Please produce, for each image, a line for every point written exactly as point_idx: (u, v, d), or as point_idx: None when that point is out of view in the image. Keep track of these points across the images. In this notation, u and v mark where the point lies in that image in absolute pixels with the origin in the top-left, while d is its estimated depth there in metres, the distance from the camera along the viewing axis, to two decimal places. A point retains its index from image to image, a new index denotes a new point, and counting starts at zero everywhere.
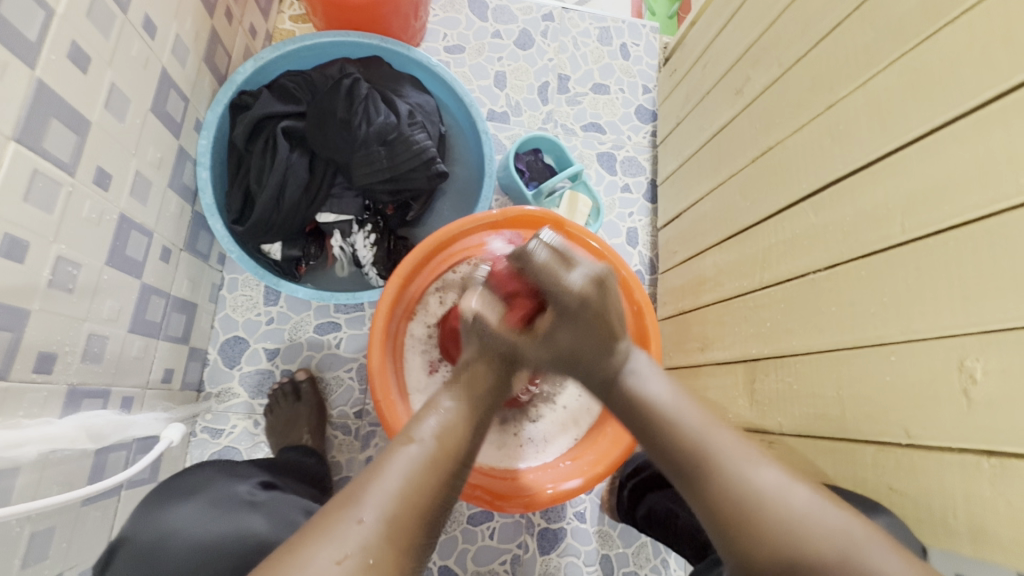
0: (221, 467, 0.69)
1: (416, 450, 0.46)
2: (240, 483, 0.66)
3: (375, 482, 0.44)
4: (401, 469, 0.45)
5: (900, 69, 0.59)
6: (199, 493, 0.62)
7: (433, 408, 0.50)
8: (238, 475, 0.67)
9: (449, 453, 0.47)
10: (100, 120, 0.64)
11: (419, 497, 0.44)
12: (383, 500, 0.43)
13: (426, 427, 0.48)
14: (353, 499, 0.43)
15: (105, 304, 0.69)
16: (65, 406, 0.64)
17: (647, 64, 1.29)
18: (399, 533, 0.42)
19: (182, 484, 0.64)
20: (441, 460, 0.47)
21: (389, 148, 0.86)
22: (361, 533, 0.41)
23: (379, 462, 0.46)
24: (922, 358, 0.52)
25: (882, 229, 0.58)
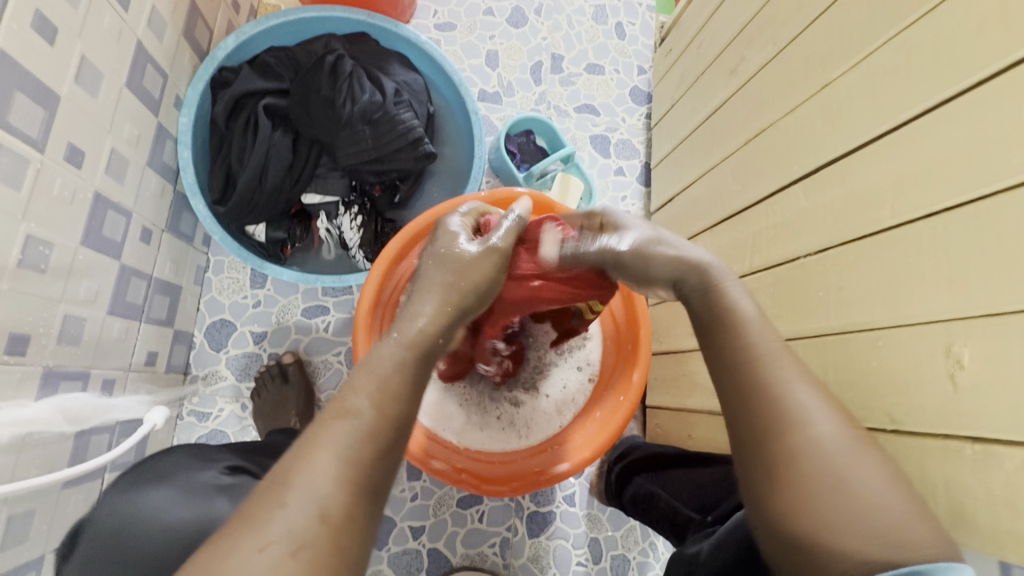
0: (191, 450, 0.67)
1: (355, 428, 0.39)
2: (206, 469, 0.63)
3: (305, 460, 0.37)
4: (333, 444, 0.38)
5: (896, 47, 0.57)
6: (166, 481, 0.60)
7: (367, 373, 0.42)
8: (206, 459, 0.65)
9: (390, 423, 0.40)
10: (70, 94, 0.62)
11: (356, 475, 0.38)
12: (317, 479, 0.36)
13: (361, 397, 0.40)
14: (277, 479, 0.36)
15: (81, 285, 0.68)
16: (41, 388, 0.63)
17: (643, 44, 1.26)
18: (339, 513, 0.36)
19: (153, 469, 0.62)
20: (375, 434, 0.39)
21: (375, 127, 0.84)
22: (289, 518, 0.35)
23: (307, 436, 0.39)
24: (908, 343, 0.51)
25: (872, 212, 0.57)
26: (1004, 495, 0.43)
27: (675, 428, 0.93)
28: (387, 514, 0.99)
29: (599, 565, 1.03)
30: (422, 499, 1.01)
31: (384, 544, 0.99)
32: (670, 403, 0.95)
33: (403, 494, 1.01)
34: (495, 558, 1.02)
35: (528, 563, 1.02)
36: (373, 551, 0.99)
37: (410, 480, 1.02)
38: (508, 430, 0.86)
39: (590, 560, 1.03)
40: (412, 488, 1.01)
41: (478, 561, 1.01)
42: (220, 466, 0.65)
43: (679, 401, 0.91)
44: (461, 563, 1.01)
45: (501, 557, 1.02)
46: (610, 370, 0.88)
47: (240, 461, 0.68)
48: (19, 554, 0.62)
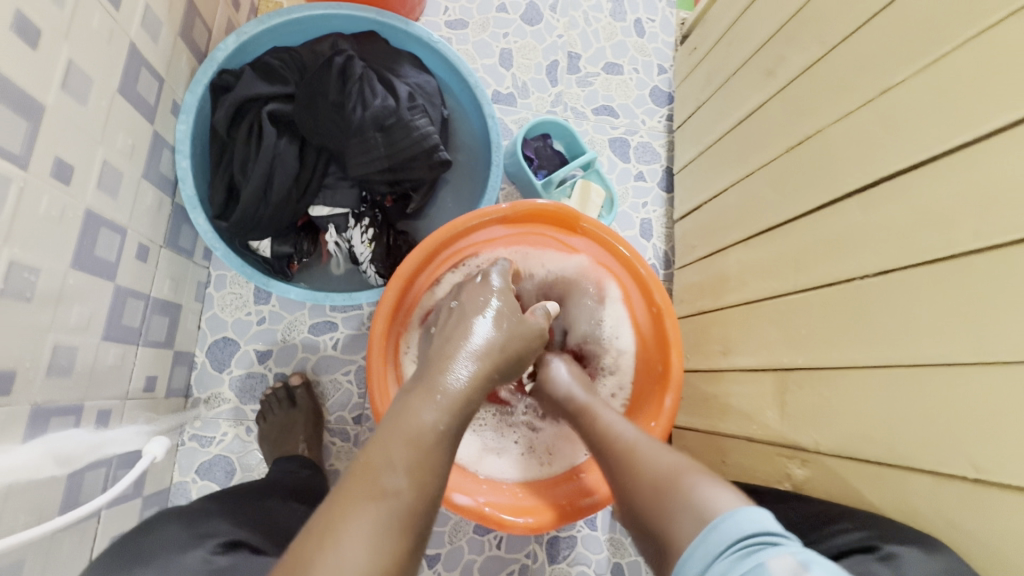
0: (180, 520, 0.57)
1: (391, 510, 0.35)
2: (193, 548, 0.53)
3: (334, 548, 0.32)
4: (366, 529, 0.33)
5: (975, 49, 0.51)
6: (148, 565, 0.50)
7: (401, 442, 0.38)
8: (196, 536, 0.55)
9: (423, 502, 0.37)
10: (56, 103, 0.56)
11: (389, 564, 0.33)
12: (349, 573, 0.31)
13: (397, 473, 0.36)
14: (302, 573, 0.31)
15: (72, 311, 0.62)
16: (29, 428, 0.57)
17: (663, 42, 1.20)
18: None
19: (130, 549, 0.52)
20: (411, 516, 0.35)
21: (387, 134, 0.78)
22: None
23: (335, 516, 0.34)
24: (997, 382, 0.46)
25: (948, 232, 0.51)
26: None
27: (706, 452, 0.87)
28: None
29: None
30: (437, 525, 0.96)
31: None
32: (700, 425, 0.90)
33: None
34: None
35: None
36: None
37: None
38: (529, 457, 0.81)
39: None
40: None
41: None
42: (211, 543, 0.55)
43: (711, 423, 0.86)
44: None
45: None
46: (637, 394, 0.83)
47: (236, 532, 0.58)
48: None
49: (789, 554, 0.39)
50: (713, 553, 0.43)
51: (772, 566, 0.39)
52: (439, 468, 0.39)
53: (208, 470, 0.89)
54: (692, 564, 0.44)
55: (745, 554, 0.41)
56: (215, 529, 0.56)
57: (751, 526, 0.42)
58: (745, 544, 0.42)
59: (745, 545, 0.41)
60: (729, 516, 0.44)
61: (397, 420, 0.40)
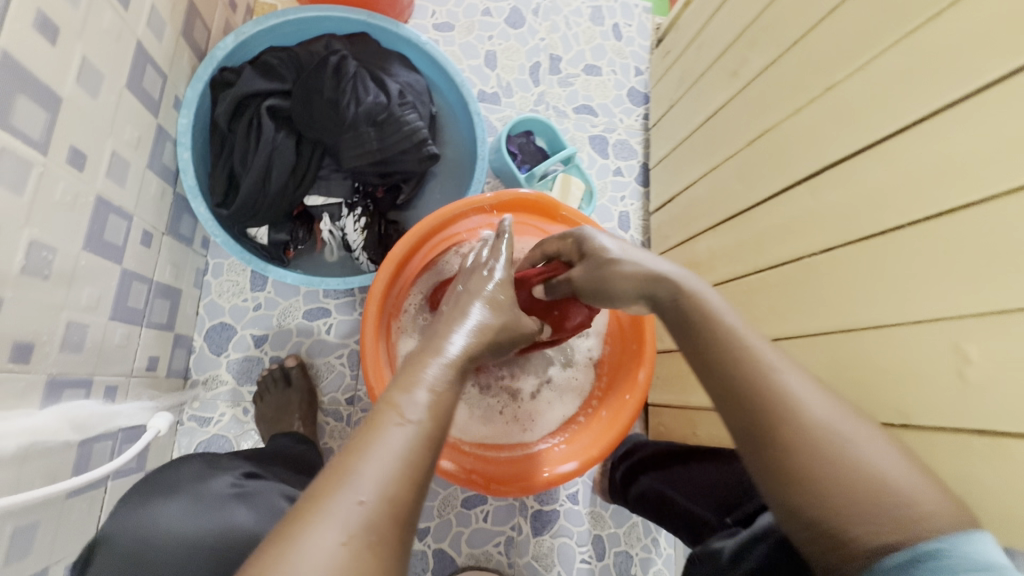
0: (199, 461, 0.66)
1: (416, 432, 0.40)
2: (220, 476, 0.63)
3: (367, 461, 0.37)
4: (395, 445, 0.39)
5: (900, 52, 0.59)
6: (177, 494, 0.59)
7: (418, 382, 0.43)
8: (219, 468, 0.65)
9: (442, 427, 0.42)
10: (72, 96, 0.61)
11: (416, 473, 0.39)
12: (381, 479, 0.37)
13: (419, 403, 0.41)
14: (341, 479, 0.36)
15: (83, 291, 0.66)
16: (45, 397, 0.61)
17: (640, 45, 1.27)
18: (401, 509, 0.37)
19: (156, 485, 0.60)
20: (429, 440, 0.40)
21: (379, 128, 0.84)
22: (363, 515, 0.35)
23: (364, 438, 0.39)
24: (915, 341, 0.53)
25: (879, 212, 0.58)
26: (1014, 486, 0.45)
27: (679, 425, 0.94)
28: None
29: (603, 561, 1.04)
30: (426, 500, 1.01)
31: None
32: (674, 401, 0.97)
33: None
34: (500, 558, 1.02)
35: (532, 562, 1.03)
36: None
37: None
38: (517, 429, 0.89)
39: (593, 557, 1.04)
40: None
41: (483, 561, 1.02)
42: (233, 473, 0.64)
43: (683, 399, 0.93)
44: (466, 564, 1.01)
45: (505, 556, 1.02)
46: (613, 371, 0.90)
47: (251, 467, 0.68)
48: (23, 568, 0.60)
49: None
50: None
51: None
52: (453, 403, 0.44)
53: (206, 449, 0.93)
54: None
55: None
56: (235, 463, 0.67)
57: (983, 560, 0.35)
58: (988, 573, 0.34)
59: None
60: (953, 544, 0.36)
61: (413, 366, 0.45)
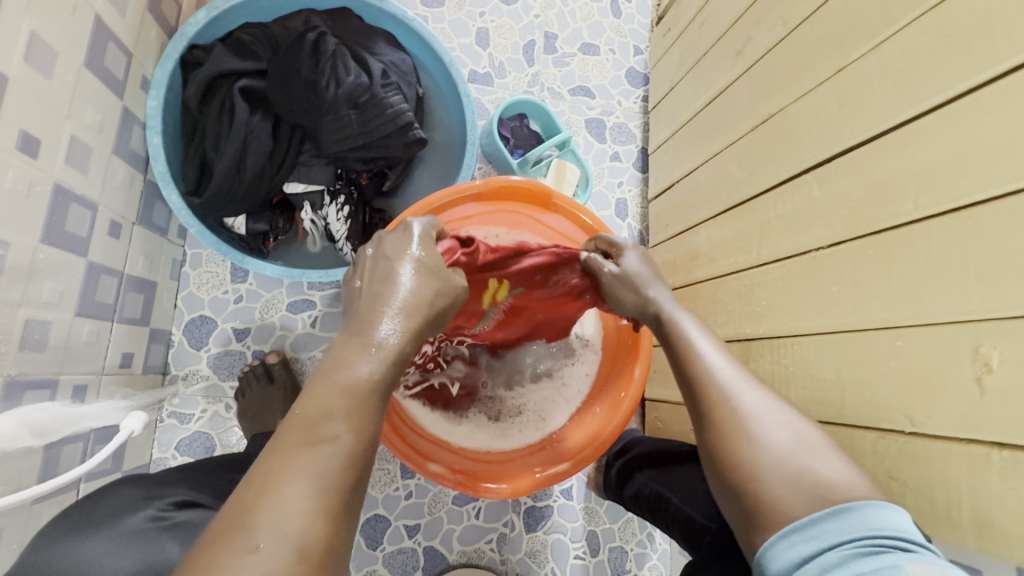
0: (133, 484, 0.59)
1: (330, 458, 0.35)
2: (141, 509, 0.55)
3: (269, 497, 0.33)
4: (303, 476, 0.34)
5: (921, 29, 0.54)
6: (101, 528, 0.51)
7: (333, 391, 0.38)
8: (150, 496, 0.57)
9: (365, 446, 0.37)
10: (20, 76, 0.56)
11: (330, 504, 0.34)
12: (287, 518, 0.33)
13: (338, 422, 0.37)
14: (241, 519, 0.33)
15: (44, 286, 0.62)
16: (3, 400, 0.58)
17: (639, 23, 1.21)
18: (314, 549, 0.33)
19: (86, 514, 0.54)
20: (355, 462, 0.36)
21: (361, 111, 0.79)
22: (258, 563, 0.31)
23: (270, 467, 0.35)
24: (928, 344, 0.50)
25: (892, 204, 0.54)
26: None
27: (676, 421, 0.91)
28: (381, 514, 0.97)
29: (596, 557, 1.02)
30: (416, 497, 0.99)
31: (377, 544, 0.97)
32: (671, 397, 0.94)
33: (397, 493, 0.98)
34: (491, 554, 1.00)
35: (525, 558, 1.01)
36: (366, 552, 0.96)
37: (404, 478, 0.99)
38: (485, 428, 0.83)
39: (588, 553, 1.02)
40: (406, 487, 0.99)
41: (475, 558, 1.00)
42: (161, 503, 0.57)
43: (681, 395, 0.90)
44: (457, 560, 0.99)
45: (497, 553, 1.01)
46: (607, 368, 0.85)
47: (194, 494, 0.60)
48: None
49: (933, 564, 0.35)
50: (836, 538, 0.38)
51: (911, 570, 0.34)
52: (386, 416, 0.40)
53: (188, 446, 0.90)
54: (795, 540, 0.40)
55: (869, 552, 0.37)
56: (169, 491, 0.59)
57: (884, 522, 0.38)
58: (872, 543, 0.37)
59: (870, 542, 0.37)
60: (859, 508, 0.39)
61: (331, 372, 0.39)
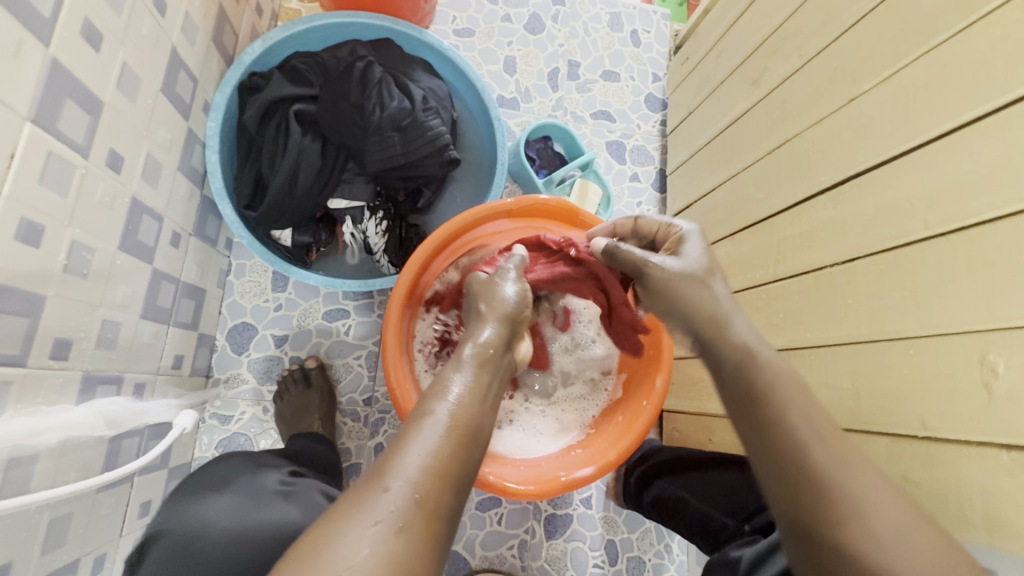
0: (241, 457, 0.67)
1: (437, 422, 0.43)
2: (268, 472, 0.65)
3: (397, 453, 0.41)
4: (421, 439, 0.42)
5: (929, 63, 0.59)
6: (220, 488, 0.60)
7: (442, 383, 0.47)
8: (262, 465, 0.67)
9: (466, 424, 0.44)
10: (113, 101, 0.63)
11: (442, 464, 0.41)
12: (410, 468, 0.40)
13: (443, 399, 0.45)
14: (374, 471, 0.40)
15: (118, 289, 0.68)
16: (80, 393, 0.63)
17: (657, 52, 1.28)
18: (430, 500, 0.39)
19: (204, 477, 0.62)
20: (456, 426, 0.43)
21: (403, 133, 0.85)
22: (390, 501, 0.38)
23: (399, 435, 0.43)
24: (940, 353, 0.53)
25: (902, 222, 0.59)
26: None
27: (694, 431, 0.94)
28: None
29: (615, 566, 1.04)
30: None
31: None
32: (689, 408, 0.97)
33: None
34: (512, 560, 1.03)
35: (545, 565, 1.03)
36: None
37: None
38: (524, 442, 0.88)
39: (606, 562, 1.04)
40: None
41: (497, 564, 1.02)
42: (275, 471, 0.66)
43: (700, 404, 0.93)
44: (480, 566, 1.02)
45: (518, 559, 1.03)
46: (630, 370, 0.90)
47: (296, 466, 0.71)
48: (58, 558, 0.62)
49: None
50: None
51: None
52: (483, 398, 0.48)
53: (227, 446, 0.95)
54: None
55: None
56: (277, 461, 0.69)
57: None
58: None
59: None
60: None
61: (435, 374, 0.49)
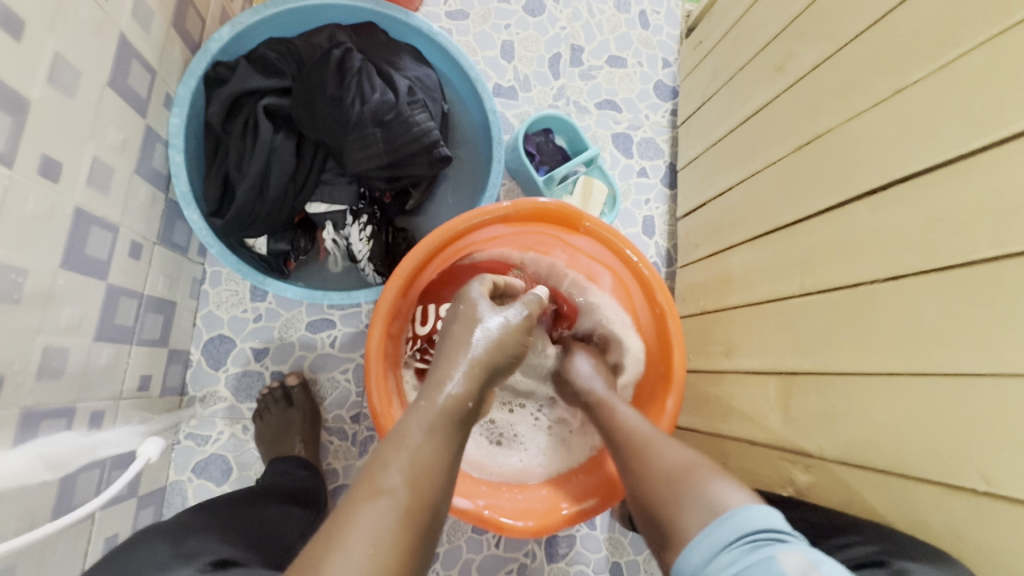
0: (164, 538, 0.56)
1: (387, 505, 0.38)
2: (183, 568, 0.51)
3: (339, 550, 0.35)
4: (368, 532, 0.36)
5: (995, 49, 0.49)
6: None
7: (398, 447, 0.42)
8: (185, 555, 0.53)
9: (421, 501, 0.40)
10: (42, 98, 0.54)
11: (397, 555, 0.37)
12: (350, 571, 0.34)
13: (393, 473, 0.40)
14: (311, 570, 0.35)
15: (63, 312, 0.60)
16: (19, 431, 0.56)
17: (668, 35, 1.18)
18: None
19: (110, 573, 0.51)
20: (410, 514, 0.39)
21: (386, 129, 0.76)
22: None
23: (341, 521, 0.37)
24: (1007, 394, 0.46)
25: (961, 239, 0.50)
26: None
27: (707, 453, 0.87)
28: None
29: None
30: None
31: None
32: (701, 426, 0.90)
33: None
34: None
35: None
36: None
37: None
38: (519, 469, 0.81)
39: None
40: None
41: None
42: (198, 563, 0.53)
43: (714, 425, 0.86)
44: None
45: None
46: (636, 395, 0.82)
47: (229, 551, 0.57)
48: None
49: (798, 551, 0.40)
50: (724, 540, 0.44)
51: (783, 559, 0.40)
52: (446, 470, 0.43)
53: (204, 469, 0.89)
54: (697, 549, 0.46)
55: (752, 547, 0.42)
56: (204, 547, 0.55)
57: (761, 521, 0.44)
58: (754, 538, 0.43)
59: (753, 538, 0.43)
60: (738, 512, 0.45)
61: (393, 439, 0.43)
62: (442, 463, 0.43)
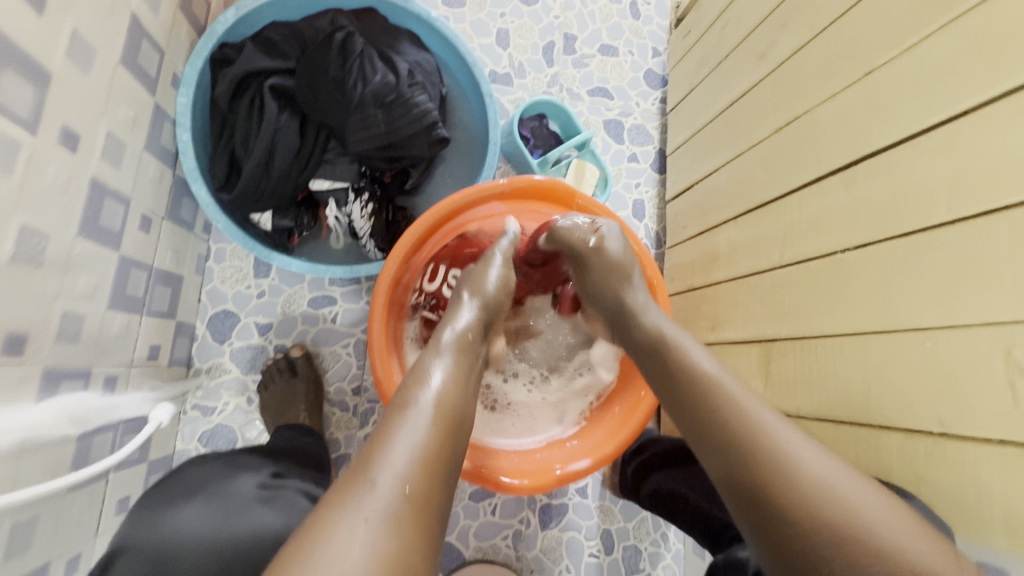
0: (222, 460, 0.69)
1: (422, 417, 0.45)
2: (248, 475, 0.66)
3: (385, 447, 0.42)
4: (407, 435, 0.44)
5: (952, 32, 0.54)
6: (200, 492, 0.62)
7: (424, 375, 0.50)
8: (243, 468, 0.67)
9: (448, 414, 0.47)
10: (62, 72, 0.57)
11: (434, 453, 0.44)
12: (398, 463, 0.41)
13: (424, 393, 0.48)
14: (363, 466, 0.41)
15: (79, 279, 0.63)
16: (42, 389, 0.59)
17: (658, 25, 1.22)
18: (418, 495, 0.41)
19: (178, 483, 0.64)
20: (439, 426, 0.46)
21: (387, 110, 0.80)
22: (379, 495, 0.39)
23: (382, 429, 0.44)
24: (960, 346, 0.50)
25: (922, 207, 0.55)
26: None
27: None
28: None
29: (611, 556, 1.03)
30: None
31: None
32: None
33: None
34: (507, 550, 1.01)
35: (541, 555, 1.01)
36: None
37: None
38: (517, 433, 0.86)
39: (602, 551, 1.03)
40: None
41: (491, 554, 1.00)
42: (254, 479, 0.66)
43: None
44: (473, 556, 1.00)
45: (513, 549, 1.01)
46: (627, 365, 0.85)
47: (276, 466, 0.71)
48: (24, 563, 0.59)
49: None
50: None
51: None
52: (461, 393, 0.50)
53: (211, 439, 0.92)
54: None
55: None
56: (256, 466, 0.68)
57: None
58: None
59: None
60: None
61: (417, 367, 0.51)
62: (459, 391, 0.50)
